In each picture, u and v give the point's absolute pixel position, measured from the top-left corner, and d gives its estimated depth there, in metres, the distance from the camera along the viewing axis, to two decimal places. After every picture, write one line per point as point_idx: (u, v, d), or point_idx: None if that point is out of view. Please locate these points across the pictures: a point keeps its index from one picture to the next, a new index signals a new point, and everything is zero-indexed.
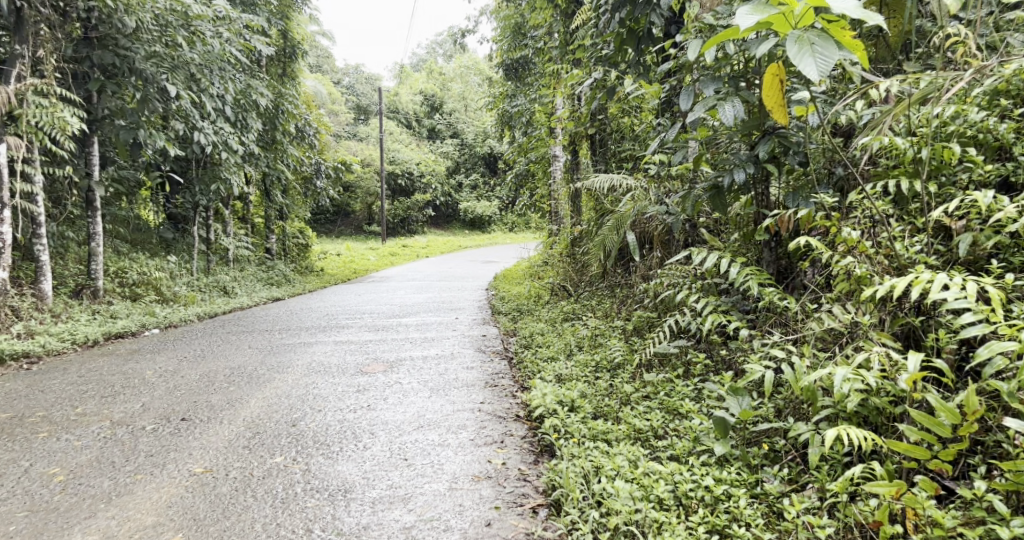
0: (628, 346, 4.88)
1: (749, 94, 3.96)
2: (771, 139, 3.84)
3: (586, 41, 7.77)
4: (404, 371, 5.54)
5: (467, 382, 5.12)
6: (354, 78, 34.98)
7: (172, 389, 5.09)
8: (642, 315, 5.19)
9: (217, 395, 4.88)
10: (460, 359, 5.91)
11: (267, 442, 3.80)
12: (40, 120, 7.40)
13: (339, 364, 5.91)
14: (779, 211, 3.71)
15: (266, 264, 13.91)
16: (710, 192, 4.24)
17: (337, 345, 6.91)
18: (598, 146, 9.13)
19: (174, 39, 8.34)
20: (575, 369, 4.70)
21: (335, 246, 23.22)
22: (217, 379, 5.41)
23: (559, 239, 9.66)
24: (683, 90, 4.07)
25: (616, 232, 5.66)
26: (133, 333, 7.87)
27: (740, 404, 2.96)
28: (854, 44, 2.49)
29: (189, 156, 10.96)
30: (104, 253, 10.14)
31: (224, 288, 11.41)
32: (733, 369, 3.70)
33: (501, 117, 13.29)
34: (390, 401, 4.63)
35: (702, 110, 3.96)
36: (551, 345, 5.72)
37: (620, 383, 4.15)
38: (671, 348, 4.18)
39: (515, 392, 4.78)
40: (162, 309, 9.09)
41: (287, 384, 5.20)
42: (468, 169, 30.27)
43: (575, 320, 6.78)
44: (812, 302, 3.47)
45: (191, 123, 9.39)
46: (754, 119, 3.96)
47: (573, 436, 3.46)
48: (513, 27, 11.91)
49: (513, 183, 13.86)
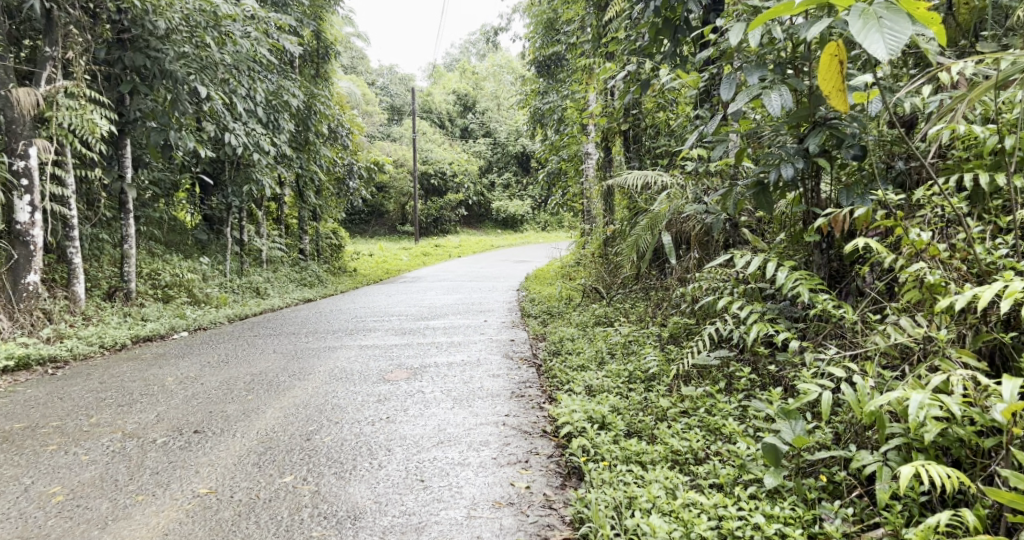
0: (664, 355, 4.57)
1: (799, 81, 3.63)
2: (823, 131, 3.53)
3: (620, 33, 7.47)
4: (428, 379, 5.31)
5: (492, 391, 4.87)
6: (388, 79, 35.04)
7: (189, 397, 4.93)
8: (679, 322, 4.87)
9: (234, 405, 4.70)
10: (486, 366, 5.66)
11: (277, 458, 3.61)
12: (70, 122, 7.33)
13: (361, 370, 5.70)
14: (832, 210, 3.37)
15: (299, 265, 13.87)
16: (754, 189, 3.92)
17: (362, 350, 6.70)
18: (633, 143, 8.74)
19: (204, 39, 8.22)
20: (607, 379, 4.41)
21: (368, 247, 23.21)
22: (235, 387, 5.23)
23: (592, 238, 9.37)
24: (725, 79, 3.77)
25: (651, 231, 5.34)
26: (162, 335, 7.78)
27: (793, 428, 2.61)
28: (930, 17, 2.14)
29: (222, 158, 10.93)
30: (138, 255, 10.12)
31: (256, 289, 11.35)
32: (782, 385, 3.38)
33: (533, 114, 13.04)
34: (410, 413, 4.39)
35: (745, 100, 3.65)
36: (581, 352, 5.43)
37: (656, 397, 3.86)
38: (711, 359, 3.87)
39: (543, 403, 4.50)
40: (193, 311, 9.02)
41: (306, 392, 5.00)
42: (501, 168, 30.09)
43: (607, 324, 6.49)
44: (873, 312, 3.13)
45: (222, 124, 9.30)
46: (803, 109, 3.65)
47: (604, 458, 3.17)
48: (545, 23, 11.65)
49: (544, 182, 13.60)
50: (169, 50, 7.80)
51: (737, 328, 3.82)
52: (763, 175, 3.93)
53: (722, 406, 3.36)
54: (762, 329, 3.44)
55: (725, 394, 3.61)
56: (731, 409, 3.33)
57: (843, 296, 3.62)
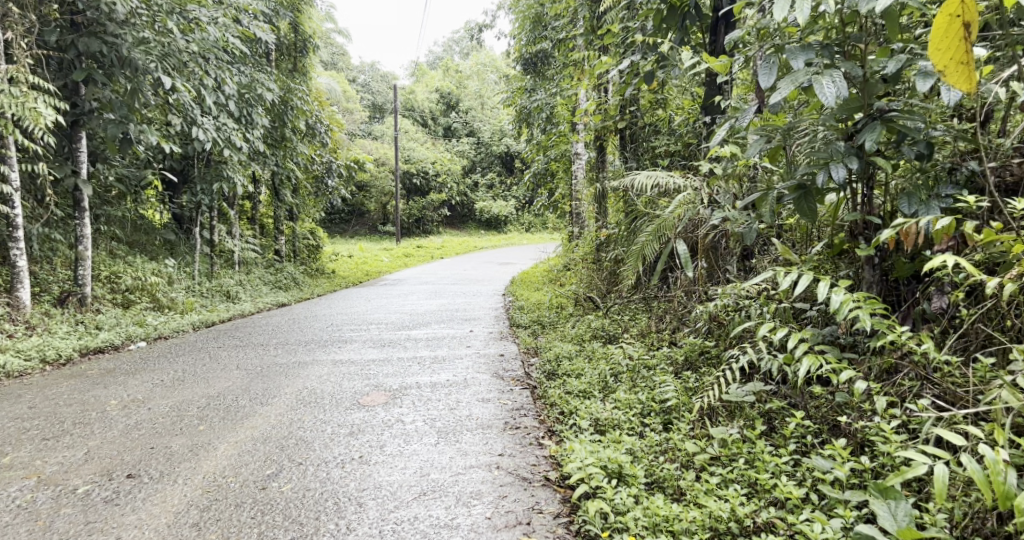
0: (681, 382, 4.00)
1: (852, 65, 3.07)
2: (881, 124, 2.97)
3: (619, 23, 6.87)
4: (408, 405, 4.66)
5: (482, 421, 4.24)
6: (369, 76, 34.15)
7: (129, 428, 4.23)
8: (694, 344, 4.29)
9: (180, 438, 4.02)
10: (475, 389, 5.03)
11: (223, 516, 3.09)
12: (10, 111, 6.52)
13: (333, 393, 5.04)
14: (904, 220, 2.79)
15: (274, 266, 13.11)
16: (794, 194, 3.33)
17: (335, 367, 6.01)
18: (629, 142, 7.73)
19: (166, 25, 7.54)
20: (617, 411, 3.84)
21: (348, 247, 22.53)
22: (185, 414, 4.52)
23: (581, 242, 8.76)
24: (763, 63, 3.21)
25: (658, 239, 4.80)
26: (116, 347, 7.07)
27: (896, 510, 2.19)
28: None
29: (190, 153, 10.20)
30: (97, 256, 9.33)
31: (226, 292, 10.60)
32: (842, 435, 2.86)
33: (518, 113, 12.39)
34: (388, 451, 3.77)
35: (790, 87, 3.08)
36: (582, 374, 4.83)
37: (679, 437, 3.30)
38: (745, 394, 3.32)
39: (542, 439, 3.89)
40: (154, 318, 8.29)
41: (267, 422, 4.33)
42: (484, 168, 29.44)
43: (605, 339, 5.90)
44: (963, 351, 2.67)
45: (190, 118, 8.60)
46: (854, 100, 3.10)
47: (628, 529, 2.63)
48: (532, 18, 10.99)
49: (530, 183, 12.97)
50: (126, 35, 7.11)
51: (775, 357, 3.28)
52: (804, 177, 3.35)
53: (769, 459, 2.79)
54: (813, 363, 2.88)
55: (767, 439, 3.06)
56: (782, 463, 2.77)
57: (900, 321, 3.05)
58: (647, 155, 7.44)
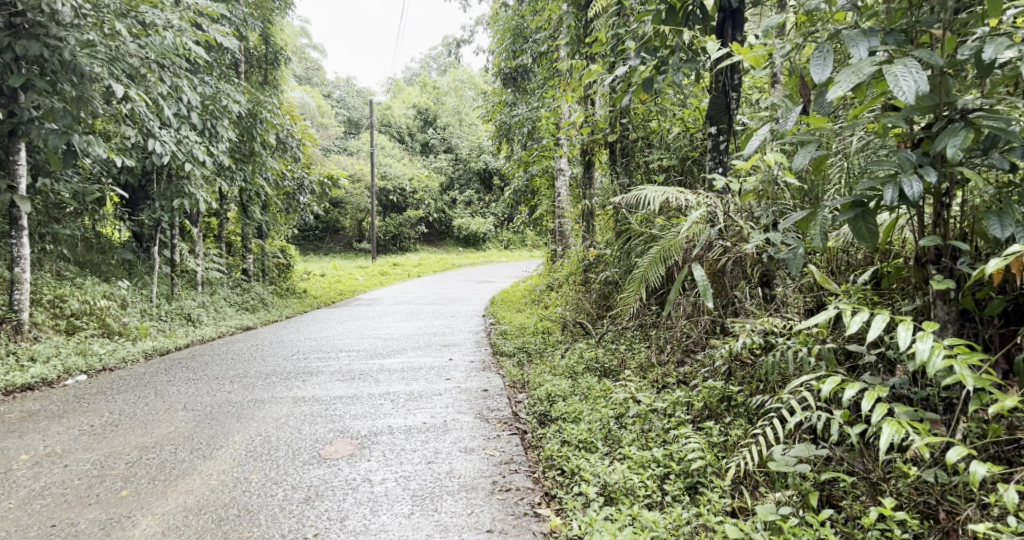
0: (705, 436, 3.37)
1: (931, 52, 2.49)
2: (970, 122, 2.40)
3: (609, 28, 6.29)
4: (377, 457, 3.95)
5: (466, 481, 3.54)
6: (344, 91, 33.31)
7: (34, 494, 3.49)
8: (713, 387, 3.67)
9: (93, 510, 3.30)
10: (457, 435, 4.32)
11: None
12: None
13: (290, 441, 4.30)
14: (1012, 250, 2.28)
15: (242, 286, 12.26)
16: (848, 213, 2.71)
17: (295, 406, 5.25)
18: (619, 156, 7.10)
19: (115, 27, 6.78)
20: (631, 472, 3.21)
21: (321, 265, 21.58)
22: (107, 473, 3.76)
23: (567, 262, 8.17)
24: (816, 53, 2.63)
25: (663, 263, 4.18)
26: (49, 382, 6.26)
27: None
28: None
29: (146, 166, 9.39)
30: (41, 278, 8.46)
31: (187, 316, 9.75)
32: (944, 534, 2.37)
33: (498, 128, 11.77)
34: (349, 525, 3.11)
35: (853, 78, 2.47)
36: (580, 418, 4.16)
37: (715, 513, 2.70)
38: (792, 460, 2.74)
39: (539, 507, 3.22)
40: (100, 346, 7.44)
41: (206, 484, 3.60)
42: (462, 185, 28.78)
43: (601, 372, 5.24)
44: None
45: (146, 130, 7.83)
46: (931, 97, 2.52)
47: None
48: (513, 30, 10.39)
49: (511, 200, 12.33)
50: (70, 37, 6.31)
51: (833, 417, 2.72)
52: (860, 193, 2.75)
53: None
54: (896, 433, 2.35)
55: (832, 525, 2.51)
56: None
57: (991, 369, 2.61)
58: (640, 169, 6.81)
